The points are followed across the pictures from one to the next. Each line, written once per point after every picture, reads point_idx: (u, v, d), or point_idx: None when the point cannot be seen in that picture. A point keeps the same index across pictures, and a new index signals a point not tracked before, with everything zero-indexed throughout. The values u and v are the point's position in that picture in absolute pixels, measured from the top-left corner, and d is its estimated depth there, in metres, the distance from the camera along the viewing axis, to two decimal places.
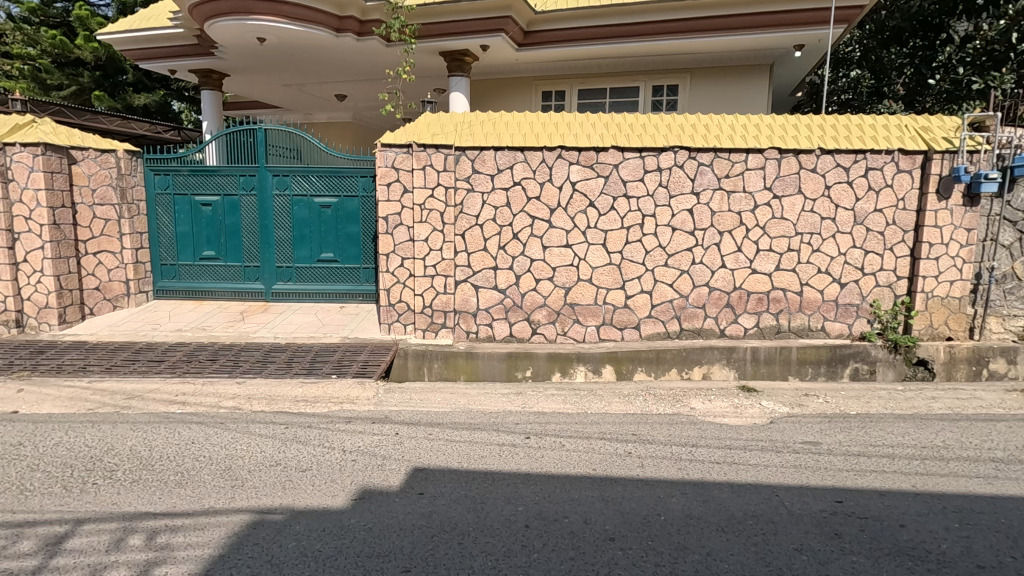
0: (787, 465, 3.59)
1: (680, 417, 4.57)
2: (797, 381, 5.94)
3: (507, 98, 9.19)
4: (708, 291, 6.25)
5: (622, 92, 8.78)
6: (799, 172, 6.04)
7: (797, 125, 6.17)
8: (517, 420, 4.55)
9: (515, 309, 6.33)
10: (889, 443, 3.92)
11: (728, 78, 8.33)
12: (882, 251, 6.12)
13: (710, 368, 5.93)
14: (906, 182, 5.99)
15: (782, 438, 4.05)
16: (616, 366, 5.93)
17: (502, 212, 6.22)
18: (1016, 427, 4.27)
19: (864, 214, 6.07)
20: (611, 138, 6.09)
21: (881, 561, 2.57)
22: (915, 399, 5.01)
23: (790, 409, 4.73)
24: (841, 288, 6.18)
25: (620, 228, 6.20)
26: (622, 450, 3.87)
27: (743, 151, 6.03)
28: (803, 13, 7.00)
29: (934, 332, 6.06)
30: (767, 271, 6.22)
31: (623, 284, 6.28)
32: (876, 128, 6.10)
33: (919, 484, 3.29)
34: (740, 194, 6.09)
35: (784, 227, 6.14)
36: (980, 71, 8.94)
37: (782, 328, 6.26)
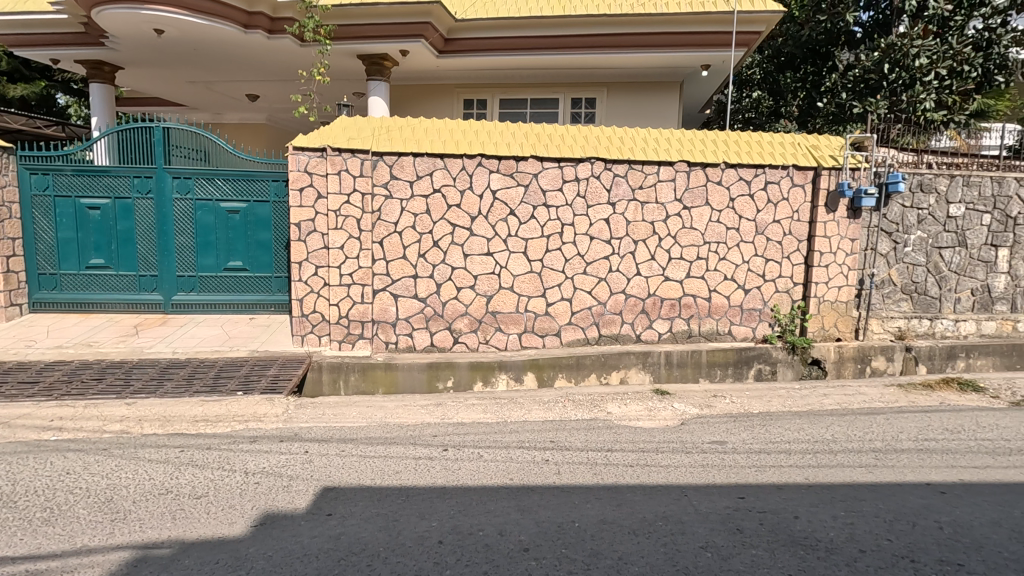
0: (695, 464, 3.74)
1: (597, 422, 4.65)
2: (707, 382, 6.23)
3: (429, 104, 9.09)
4: (625, 298, 6.45)
5: (542, 103, 8.96)
6: (707, 185, 6.38)
7: (705, 140, 6.51)
8: (435, 431, 4.45)
9: (436, 318, 6.23)
10: (786, 439, 4.19)
11: (642, 94, 8.70)
12: (780, 259, 6.57)
13: (627, 372, 6.11)
14: (800, 196, 6.49)
15: (692, 438, 4.22)
16: (537, 373, 5.97)
17: (421, 220, 6.12)
18: (893, 419, 4.70)
19: (764, 224, 6.51)
20: (530, 147, 6.15)
21: (777, 552, 2.71)
22: (809, 396, 5.41)
23: (699, 410, 4.95)
24: (745, 293, 6.57)
25: (540, 237, 6.27)
26: (539, 458, 3.88)
27: (656, 163, 6.29)
28: (707, 35, 7.43)
29: (825, 333, 6.59)
30: (678, 278, 6.51)
31: (544, 292, 6.34)
32: (773, 145, 6.55)
33: (811, 476, 3.53)
34: (652, 204, 6.35)
35: (693, 236, 6.47)
36: (859, 97, 9.76)
37: (693, 332, 6.56)
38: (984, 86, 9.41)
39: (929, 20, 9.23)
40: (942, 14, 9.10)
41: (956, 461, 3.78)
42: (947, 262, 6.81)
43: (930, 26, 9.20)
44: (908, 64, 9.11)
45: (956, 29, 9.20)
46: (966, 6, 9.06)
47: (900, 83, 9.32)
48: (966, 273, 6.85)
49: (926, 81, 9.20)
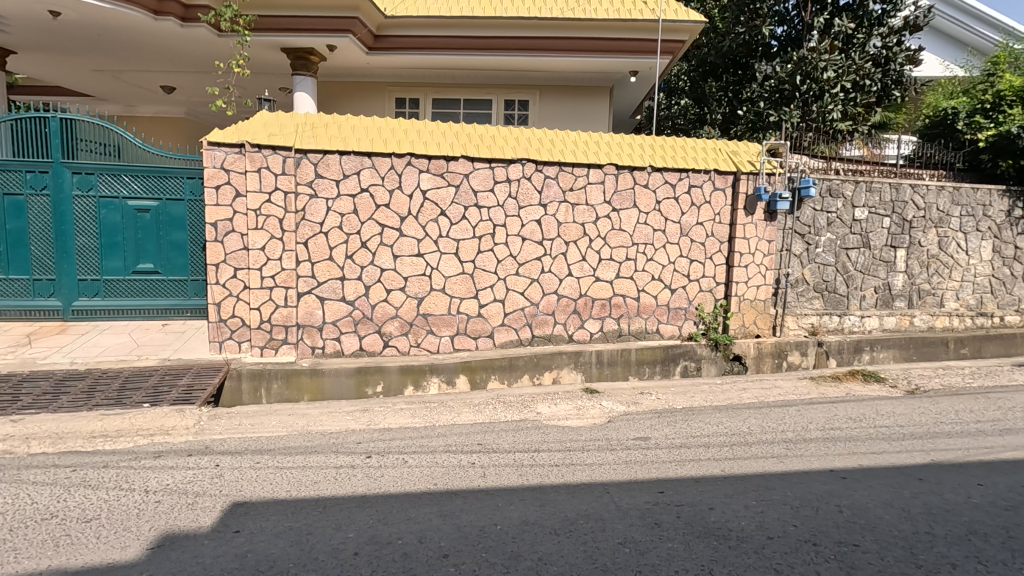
0: (619, 461, 3.81)
1: (526, 423, 4.65)
2: (636, 380, 6.37)
3: (360, 102, 8.86)
4: (557, 298, 6.50)
5: (476, 103, 8.96)
6: (634, 187, 6.55)
7: (633, 144, 6.66)
8: (359, 439, 4.30)
9: (365, 322, 6.04)
10: (706, 433, 4.34)
11: (573, 98, 8.83)
12: (704, 260, 6.83)
13: (559, 372, 6.15)
14: (721, 200, 6.77)
15: (618, 436, 4.29)
16: (470, 375, 5.90)
17: (348, 220, 5.92)
18: (803, 410, 4.98)
19: (688, 226, 6.75)
20: (461, 147, 6.09)
21: (692, 544, 2.78)
22: (730, 391, 5.64)
23: (626, 408, 5.05)
24: (672, 293, 6.78)
25: (472, 238, 6.22)
26: (465, 461, 3.82)
27: (585, 165, 6.39)
28: (635, 42, 7.63)
29: (746, 330, 6.91)
30: (608, 278, 6.63)
31: (476, 293, 6.29)
32: (695, 150, 6.80)
33: (726, 468, 3.67)
34: (583, 206, 6.45)
35: (622, 238, 6.61)
36: (775, 105, 10.25)
37: (623, 332, 6.71)
38: (884, 99, 10.23)
39: (835, 36, 9.92)
40: (846, 31, 9.81)
41: (857, 448, 4.03)
42: (853, 262, 7.31)
43: (836, 42, 9.90)
44: (817, 76, 9.80)
45: (859, 46, 9.93)
46: (866, 24, 9.92)
47: (811, 94, 9.95)
48: (870, 272, 7.38)
49: (833, 93, 9.85)
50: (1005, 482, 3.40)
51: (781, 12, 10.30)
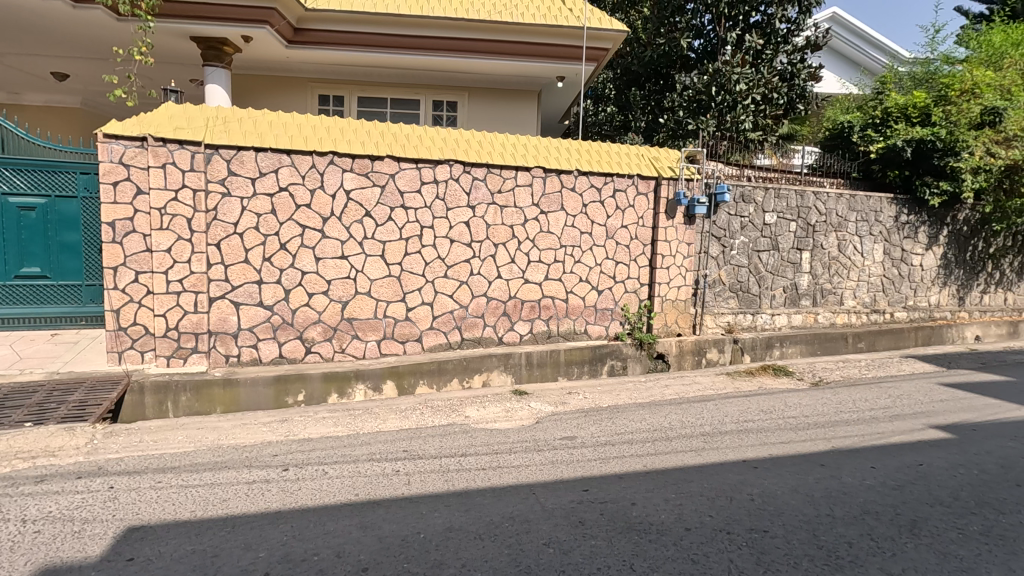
0: (546, 462, 3.82)
1: (453, 427, 4.58)
2: (564, 380, 6.46)
3: (279, 96, 8.45)
4: (486, 301, 6.47)
5: (403, 103, 8.81)
6: (561, 191, 6.65)
7: (560, 147, 6.75)
8: (275, 451, 4.07)
9: (285, 327, 5.74)
10: (630, 430, 4.45)
11: (502, 101, 8.87)
12: (629, 262, 7.04)
13: (489, 375, 6.11)
14: (644, 204, 7.02)
15: (545, 436, 4.32)
16: (397, 381, 5.72)
17: (266, 220, 5.61)
18: (721, 404, 5.22)
19: (614, 229, 6.93)
20: (386, 147, 5.94)
21: (614, 540, 2.82)
22: (652, 389, 5.82)
23: (554, 408, 5.09)
24: (598, 294, 6.94)
25: (399, 240, 6.07)
26: (390, 470, 3.70)
27: (513, 168, 6.42)
28: (561, 47, 7.77)
29: (668, 329, 7.20)
30: (537, 281, 6.68)
31: (403, 296, 6.14)
32: (620, 154, 6.99)
33: (648, 463, 3.77)
34: (511, 208, 6.46)
35: (550, 240, 6.69)
36: (693, 114, 10.83)
37: (552, 333, 6.78)
38: (790, 112, 11.00)
39: (746, 51, 10.58)
40: (756, 47, 10.49)
41: (767, 438, 4.27)
42: (764, 263, 7.78)
43: (748, 56, 10.55)
44: (731, 88, 10.42)
45: (767, 61, 10.63)
46: (774, 42, 10.59)
47: (725, 105, 10.53)
48: (779, 273, 7.89)
49: (744, 105, 10.49)
50: (894, 464, 3.70)
51: (698, 26, 10.85)
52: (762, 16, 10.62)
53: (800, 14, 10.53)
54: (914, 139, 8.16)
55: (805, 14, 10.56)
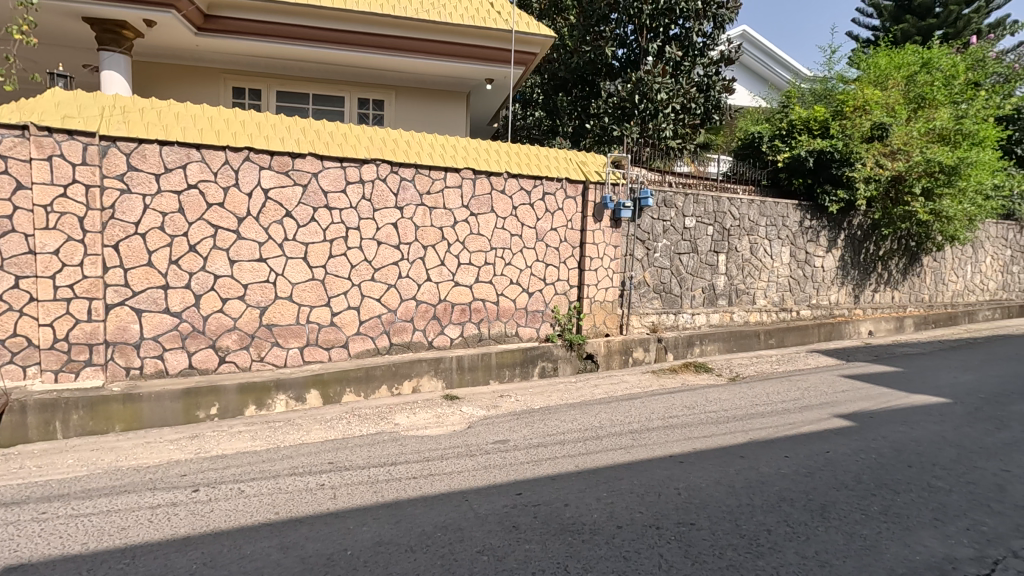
0: (479, 467, 3.76)
1: (382, 436, 4.40)
2: (496, 383, 6.42)
3: (188, 87, 7.88)
4: (416, 304, 6.32)
5: (326, 99, 8.48)
6: (491, 193, 6.63)
7: (490, 148, 6.71)
8: (184, 470, 3.74)
9: (195, 336, 5.31)
10: (561, 431, 4.48)
11: (430, 101, 8.74)
12: (558, 264, 7.13)
13: (419, 380, 5.96)
14: (572, 207, 7.14)
15: (477, 441, 4.25)
16: (322, 390, 5.44)
17: (172, 220, 5.17)
18: (647, 401, 5.39)
19: (543, 231, 7.00)
20: (308, 144, 5.65)
21: (548, 543, 2.80)
22: (582, 389, 5.91)
23: (486, 412, 5.04)
24: (529, 296, 6.97)
25: (322, 241, 5.80)
26: (313, 484, 3.50)
27: (442, 169, 6.33)
28: (490, 49, 7.76)
29: (596, 330, 7.36)
30: (468, 283, 6.61)
31: (328, 301, 5.87)
32: (549, 158, 7.05)
33: (580, 463, 3.81)
34: (440, 210, 6.36)
35: (480, 242, 6.64)
36: (618, 121, 11.18)
37: (483, 336, 6.73)
38: (707, 122, 11.62)
39: (667, 62, 11.04)
40: (675, 58, 10.99)
41: (690, 433, 4.43)
42: (684, 265, 8.15)
43: (668, 67, 11.03)
44: (653, 97, 10.84)
45: (686, 72, 11.16)
46: (691, 55, 11.13)
47: (648, 113, 10.96)
48: (698, 274, 8.28)
49: (665, 113, 10.96)
50: (804, 452, 3.96)
51: (621, 36, 11.21)
52: (680, 29, 11.10)
53: (715, 29, 11.16)
54: (815, 150, 8.85)
55: (719, 29, 11.20)
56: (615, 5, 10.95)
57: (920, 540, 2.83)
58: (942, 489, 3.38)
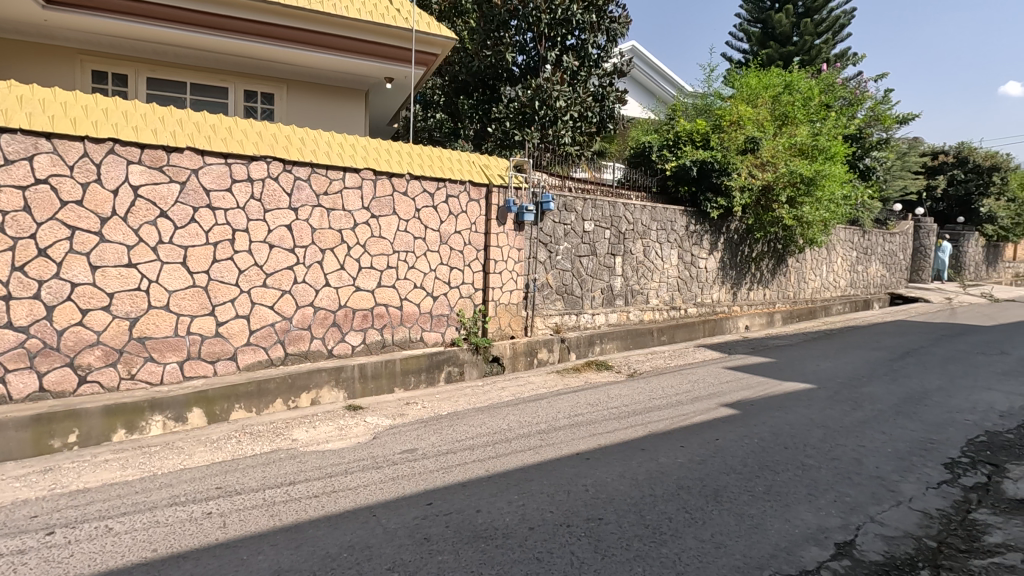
0: (386, 479, 3.61)
1: (277, 454, 4.08)
2: (402, 391, 6.23)
3: (35, 67, 6.86)
4: (313, 311, 5.97)
5: (207, 90, 7.79)
6: (393, 195, 6.46)
7: (392, 148, 6.49)
8: (34, 511, 3.21)
9: (46, 354, 4.58)
10: (470, 435, 4.44)
11: (324, 97, 8.35)
12: (463, 267, 7.10)
13: (318, 392, 5.62)
14: (475, 210, 7.16)
15: (383, 451, 4.10)
16: (207, 407, 4.95)
17: (16, 219, 4.44)
18: (553, 401, 5.50)
19: (447, 234, 6.94)
20: (187, 138, 5.12)
21: (461, 552, 2.74)
22: (489, 392, 5.92)
23: (391, 421, 4.86)
24: (433, 300, 6.87)
25: (204, 244, 5.29)
26: (199, 512, 3.16)
27: (340, 168, 6.05)
28: (391, 48, 7.53)
29: (501, 333, 7.42)
30: (369, 288, 6.37)
31: (212, 309, 5.36)
32: (452, 160, 6.98)
33: (490, 467, 3.79)
34: (339, 211, 6.07)
35: (382, 245, 6.43)
36: (519, 126, 11.36)
37: (386, 342, 6.52)
38: (602, 130, 12.17)
39: (564, 70, 11.40)
40: (572, 67, 11.39)
41: (595, 430, 4.59)
42: (584, 267, 8.47)
43: (566, 75, 11.38)
44: (551, 104, 11.12)
45: (582, 82, 11.59)
46: (587, 65, 11.57)
47: (547, 119, 11.22)
48: (597, 276, 8.64)
49: (564, 120, 11.28)
50: (697, 441, 4.24)
51: (521, 43, 11.35)
52: (576, 40, 11.53)
53: (608, 42, 11.71)
54: (698, 160, 9.59)
55: (612, 42, 11.77)
56: (514, 12, 11.11)
57: (798, 514, 3.12)
58: (813, 466, 3.76)
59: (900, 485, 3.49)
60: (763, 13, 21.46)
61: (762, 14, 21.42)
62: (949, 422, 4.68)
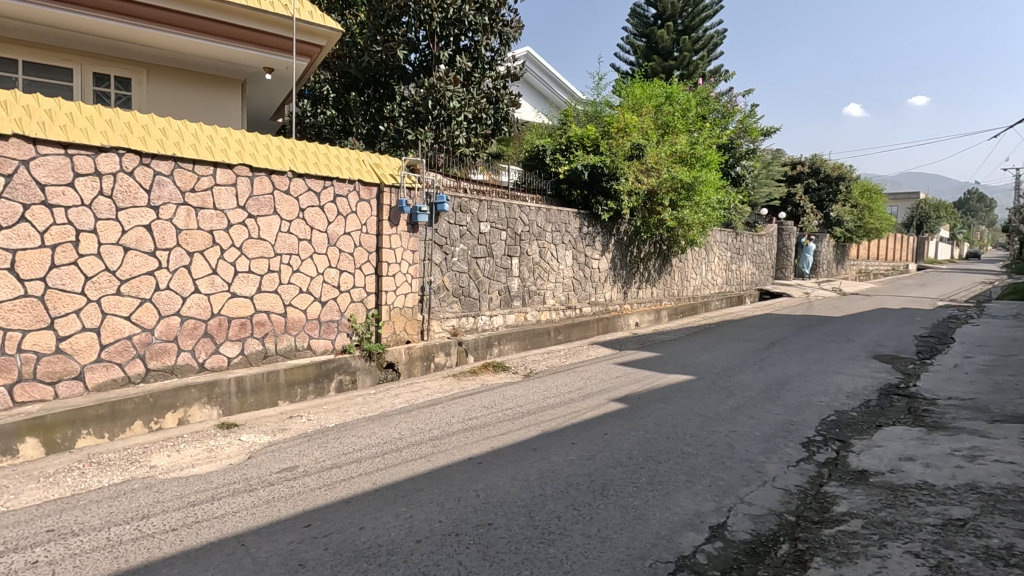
0: (259, 502, 3.30)
1: (130, 485, 3.60)
2: (286, 404, 5.79)
3: None
4: (180, 321, 5.38)
5: (46, 70, 6.80)
6: (273, 193, 6.01)
7: (270, 144, 6.05)
8: None
9: None
10: (358, 447, 4.21)
11: (191, 86, 7.67)
12: (353, 270, 6.77)
13: (187, 411, 5.05)
14: (366, 210, 6.88)
15: (259, 472, 3.76)
16: (44, 436, 4.24)
17: None
18: (447, 406, 5.39)
19: (336, 236, 6.59)
20: (14, 123, 4.38)
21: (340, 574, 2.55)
22: (383, 400, 5.69)
23: (270, 438, 4.49)
24: (322, 306, 6.49)
25: (39, 247, 4.56)
26: (24, 562, 2.68)
27: (210, 163, 5.51)
28: (270, 36, 7.01)
29: (396, 337, 7.18)
30: (248, 294, 5.87)
31: (51, 322, 4.63)
32: (339, 158, 6.63)
33: (377, 480, 3.60)
34: (209, 211, 5.53)
35: (261, 248, 5.96)
36: (411, 124, 11.12)
37: (268, 352, 6.04)
38: (497, 132, 12.26)
39: (458, 71, 11.33)
40: (465, 68, 11.35)
41: (487, 433, 4.54)
42: (481, 269, 8.47)
43: (459, 76, 11.28)
44: (445, 104, 10.98)
45: (475, 83, 11.57)
46: (480, 67, 11.58)
47: (441, 119, 11.08)
48: (494, 277, 8.68)
49: (458, 120, 11.17)
50: (587, 438, 4.34)
51: (412, 41, 11.26)
52: (469, 41, 11.52)
53: (501, 46, 11.84)
54: (588, 164, 9.96)
55: (505, 46, 11.90)
56: (405, 9, 10.94)
57: (677, 501, 3.27)
58: (691, 454, 3.98)
59: (766, 466, 3.79)
60: (646, 28, 22.89)
61: (646, 29, 22.83)
62: (805, 405, 5.19)
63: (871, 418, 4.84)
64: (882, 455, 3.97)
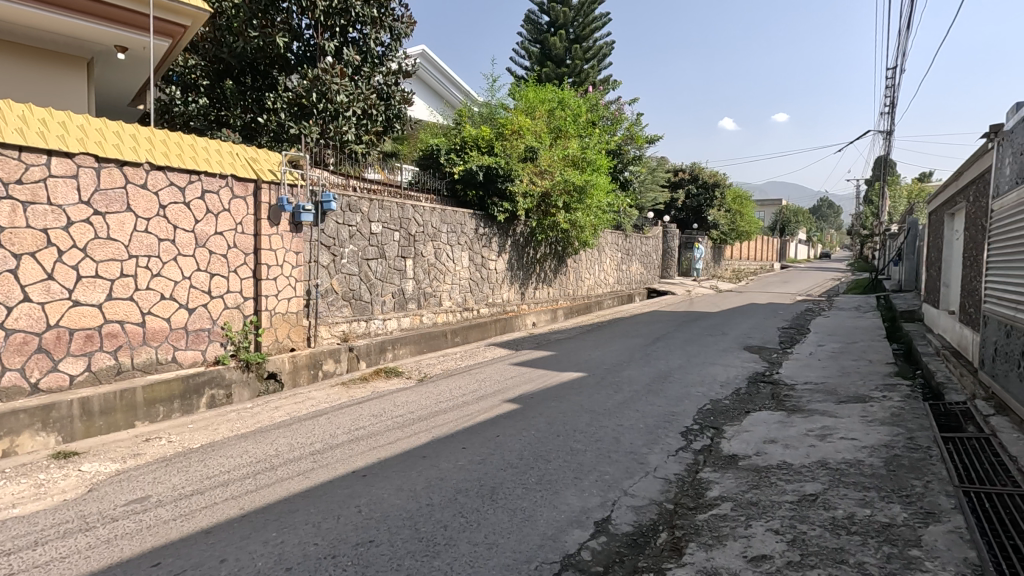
0: (99, 542, 2.85)
1: None
2: (145, 425, 5.13)
3: None
4: (4, 335, 4.54)
5: None
6: (126, 187, 5.31)
7: (120, 132, 5.33)
8: None
9: None
10: (227, 469, 3.81)
11: (18, 61, 6.61)
12: (227, 274, 6.20)
13: (14, 440, 4.27)
14: (242, 208, 6.32)
15: (101, 507, 3.26)
16: None
17: None
18: (333, 416, 5.07)
19: (205, 236, 5.98)
20: None
21: None
22: (260, 414, 5.22)
23: (119, 465, 3.94)
24: (189, 313, 5.85)
25: None
26: None
27: (42, 151, 4.74)
28: (124, 13, 6.26)
29: (280, 345, 6.69)
30: (95, 302, 5.12)
31: None
32: (207, 151, 6.03)
33: (245, 504, 3.26)
34: (41, 206, 4.74)
35: (112, 249, 5.23)
36: (295, 118, 10.44)
37: (123, 367, 5.32)
38: (390, 130, 11.88)
39: (345, 64, 10.82)
40: (354, 61, 10.86)
41: (374, 442, 4.32)
42: (373, 271, 8.13)
43: (346, 69, 10.75)
44: (332, 98, 10.44)
45: (365, 77, 11.13)
46: (370, 62, 11.15)
47: (327, 114, 10.51)
48: (387, 280, 8.38)
49: (346, 116, 10.68)
50: (478, 441, 4.26)
51: (295, 28, 10.58)
52: (358, 34, 11.08)
53: (392, 40, 11.51)
54: (483, 165, 9.93)
55: (396, 41, 11.58)
56: None
57: (565, 499, 3.29)
58: (580, 451, 4.04)
59: (648, 457, 3.93)
60: (540, 35, 23.48)
61: (540, 35, 23.41)
62: (685, 396, 5.51)
63: (741, 405, 5.23)
64: (750, 439, 4.29)
